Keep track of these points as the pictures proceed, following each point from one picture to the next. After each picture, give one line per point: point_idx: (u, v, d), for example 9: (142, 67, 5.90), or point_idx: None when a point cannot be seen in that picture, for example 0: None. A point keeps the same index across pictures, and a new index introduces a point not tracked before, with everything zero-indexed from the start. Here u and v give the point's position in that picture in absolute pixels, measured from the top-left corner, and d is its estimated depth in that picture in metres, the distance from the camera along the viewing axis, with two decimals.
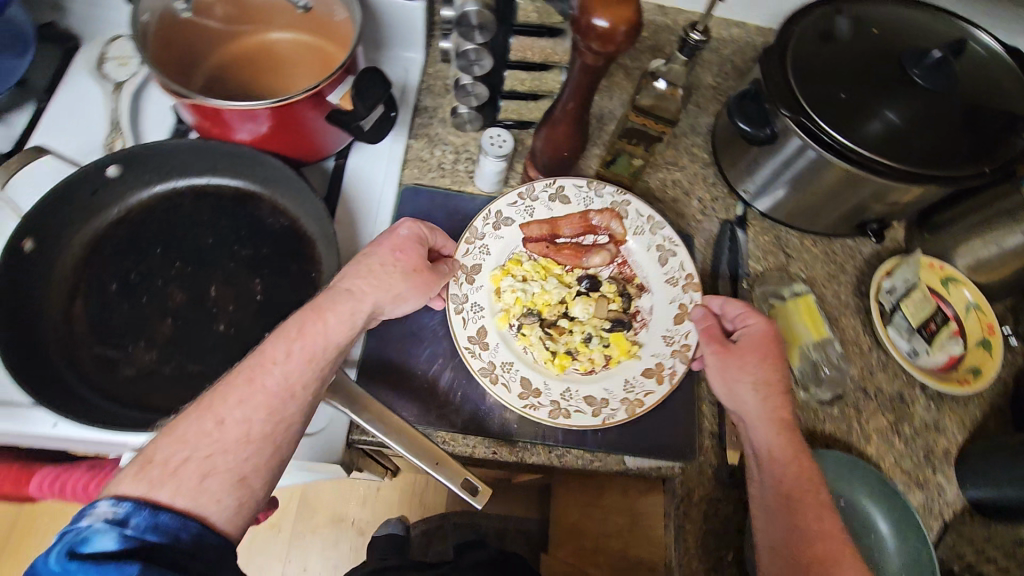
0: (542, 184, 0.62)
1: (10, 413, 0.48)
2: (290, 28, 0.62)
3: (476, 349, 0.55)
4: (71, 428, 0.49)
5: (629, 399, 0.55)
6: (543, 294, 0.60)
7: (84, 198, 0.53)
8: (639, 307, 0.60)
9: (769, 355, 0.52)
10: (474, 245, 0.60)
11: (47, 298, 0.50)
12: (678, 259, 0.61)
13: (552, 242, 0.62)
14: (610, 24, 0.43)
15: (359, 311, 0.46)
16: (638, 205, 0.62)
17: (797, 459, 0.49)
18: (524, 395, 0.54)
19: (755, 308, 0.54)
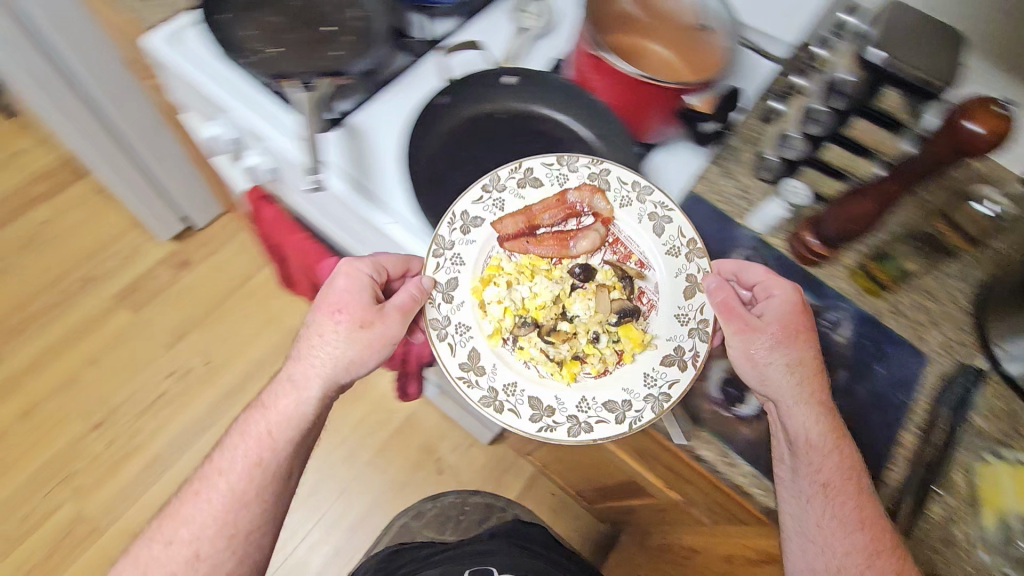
0: (506, 170, 0.65)
1: (369, 201, 0.66)
2: (663, 44, 0.73)
3: (472, 377, 0.61)
4: (398, 232, 0.66)
5: (661, 394, 0.61)
6: (537, 294, 0.66)
7: (483, 87, 0.69)
8: (643, 287, 0.66)
9: (793, 324, 0.59)
10: (444, 258, 0.63)
11: (429, 139, 0.67)
12: (675, 225, 0.65)
13: (532, 232, 0.67)
14: (984, 131, 0.49)
15: (302, 399, 0.64)
16: (620, 172, 0.65)
17: (835, 446, 0.57)
18: (538, 418, 0.61)
19: (774, 277, 0.62)
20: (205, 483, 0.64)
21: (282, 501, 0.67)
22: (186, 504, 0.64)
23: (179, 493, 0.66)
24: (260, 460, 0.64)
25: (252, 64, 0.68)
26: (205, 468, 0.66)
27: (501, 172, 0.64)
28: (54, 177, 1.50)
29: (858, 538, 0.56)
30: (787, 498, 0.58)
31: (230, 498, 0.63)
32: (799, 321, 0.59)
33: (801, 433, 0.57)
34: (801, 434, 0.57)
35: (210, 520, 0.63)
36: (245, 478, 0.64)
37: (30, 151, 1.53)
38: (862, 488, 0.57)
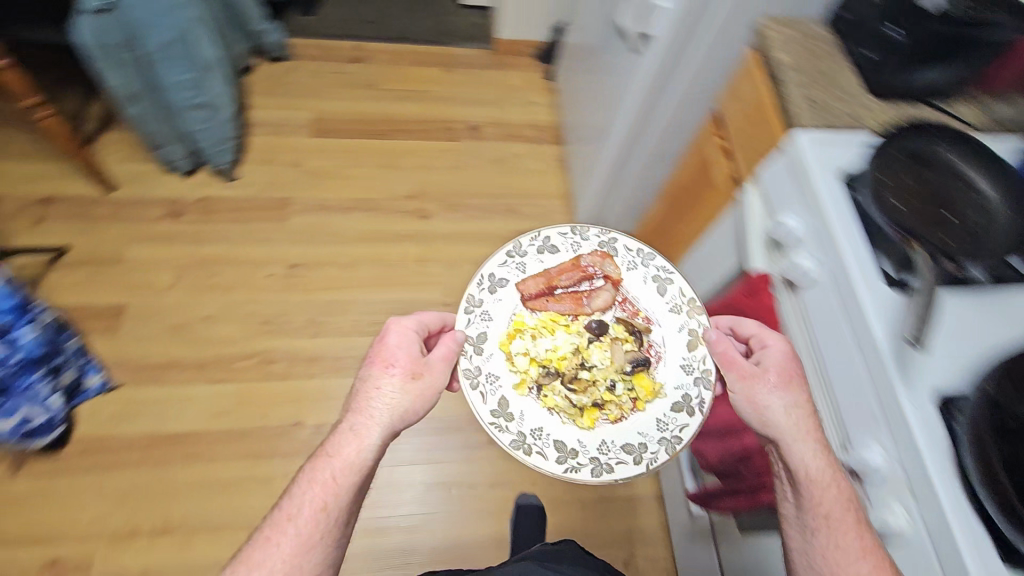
0: (527, 241, 0.86)
1: (902, 365, 0.66)
2: None
3: (502, 424, 0.78)
4: (912, 410, 0.64)
5: (670, 437, 0.80)
6: (556, 349, 0.84)
7: None
8: (650, 341, 0.85)
9: (790, 370, 0.74)
10: (475, 313, 0.83)
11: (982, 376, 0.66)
12: (676, 287, 0.86)
13: (551, 292, 0.86)
14: None
15: (364, 446, 0.73)
16: (624, 243, 0.88)
17: (833, 482, 0.69)
18: (563, 459, 0.78)
19: (766, 330, 0.78)
20: (276, 526, 0.69)
21: (335, 545, 0.72)
22: (261, 548, 0.69)
23: (249, 541, 0.70)
24: (324, 506, 0.71)
25: (891, 208, 0.75)
26: (273, 516, 0.71)
27: (521, 243, 0.86)
28: (538, 133, 1.89)
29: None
30: (796, 530, 0.71)
31: (297, 544, 0.68)
32: (790, 367, 0.74)
33: (802, 469, 0.69)
34: (802, 469, 0.69)
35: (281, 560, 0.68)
36: (314, 520, 0.70)
37: (538, 107, 1.94)
38: (858, 525, 0.67)
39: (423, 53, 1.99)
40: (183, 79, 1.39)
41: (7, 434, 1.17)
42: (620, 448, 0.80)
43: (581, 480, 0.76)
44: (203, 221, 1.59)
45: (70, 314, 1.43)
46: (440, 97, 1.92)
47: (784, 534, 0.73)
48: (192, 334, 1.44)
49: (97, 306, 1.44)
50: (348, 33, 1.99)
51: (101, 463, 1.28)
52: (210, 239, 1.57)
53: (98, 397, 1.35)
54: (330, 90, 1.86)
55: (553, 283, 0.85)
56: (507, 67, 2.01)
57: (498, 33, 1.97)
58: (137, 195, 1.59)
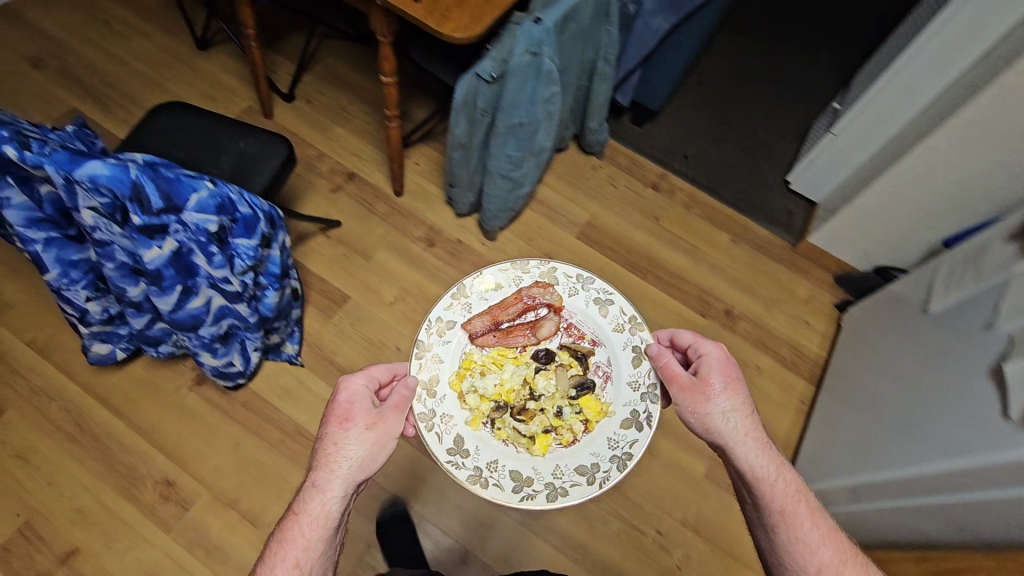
0: (469, 286, 1.06)
1: None
2: None
3: (459, 460, 0.95)
4: None
5: (614, 459, 0.95)
6: (506, 383, 1.07)
7: None
8: (594, 362, 1.05)
9: (727, 376, 0.91)
10: (423, 357, 1.00)
11: None
12: (615, 307, 1.05)
13: (499, 328, 1.07)
14: None
15: (328, 498, 0.81)
16: (561, 270, 1.08)
17: (778, 476, 0.83)
18: (517, 486, 0.93)
19: (704, 339, 0.95)
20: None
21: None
22: None
23: None
24: (298, 561, 0.77)
25: None
26: None
27: (464, 288, 1.05)
28: (794, 358, 1.67)
29: (831, 557, 0.77)
30: (764, 533, 0.82)
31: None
32: (727, 369, 0.92)
33: (750, 468, 0.84)
34: (751, 469, 0.84)
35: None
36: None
37: (808, 331, 1.72)
38: (811, 511, 0.80)
39: (721, 214, 1.89)
40: (512, 156, 1.43)
41: (208, 368, 1.24)
42: (573, 471, 0.96)
43: (536, 504, 0.91)
44: (446, 263, 1.65)
45: (310, 281, 1.57)
46: (713, 266, 1.79)
47: (755, 539, 0.84)
48: (381, 356, 1.49)
49: (331, 287, 1.57)
50: (663, 160, 1.96)
51: (251, 424, 1.36)
52: (443, 283, 1.62)
53: (283, 364, 1.44)
54: (617, 205, 1.85)
55: (499, 317, 1.07)
56: (797, 272, 1.82)
57: (811, 237, 1.81)
58: (414, 210, 1.71)
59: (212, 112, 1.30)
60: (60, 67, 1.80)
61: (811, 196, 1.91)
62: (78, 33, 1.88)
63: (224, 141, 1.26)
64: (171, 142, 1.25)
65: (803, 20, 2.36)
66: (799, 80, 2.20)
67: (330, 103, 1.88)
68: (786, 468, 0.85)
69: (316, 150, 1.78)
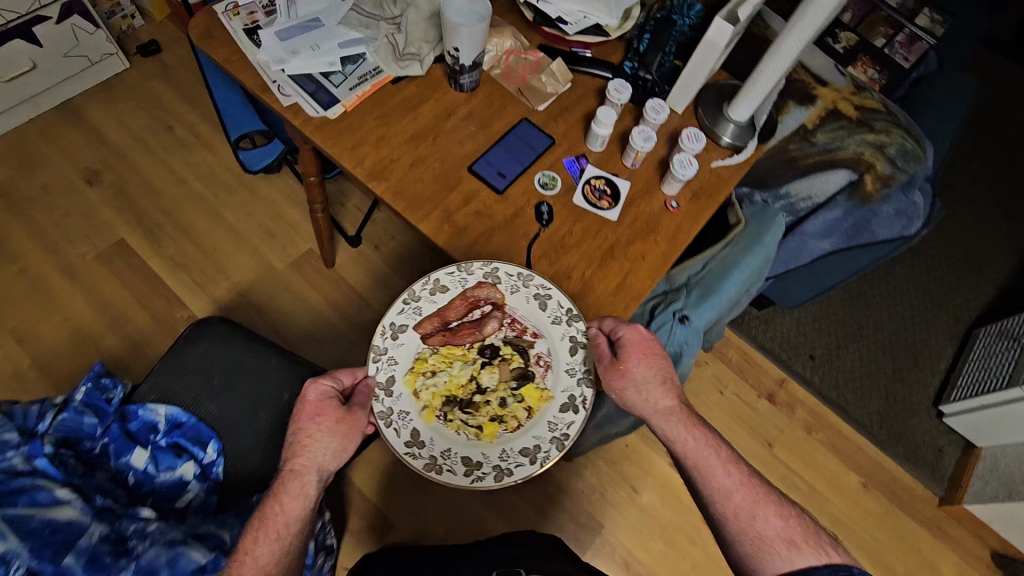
0: (420, 288, 0.83)
1: None
2: None
3: (416, 451, 0.78)
4: None
5: (556, 438, 0.79)
6: (453, 379, 0.84)
7: None
8: (538, 353, 0.84)
9: (646, 348, 0.78)
10: (377, 359, 0.81)
11: None
12: (554, 301, 0.83)
13: (444, 327, 0.84)
14: None
15: (307, 482, 0.74)
16: (505, 269, 0.84)
17: (692, 428, 0.75)
18: (468, 469, 0.78)
19: (626, 324, 0.80)
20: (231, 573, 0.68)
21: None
22: None
23: None
24: (279, 538, 0.71)
25: None
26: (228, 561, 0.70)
27: (413, 292, 0.83)
28: None
29: (747, 500, 0.70)
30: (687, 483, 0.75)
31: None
32: (641, 343, 0.78)
33: (667, 433, 0.75)
34: (667, 432, 0.75)
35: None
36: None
37: None
38: (726, 460, 0.73)
39: (849, 444, 1.54)
40: (611, 417, 1.14)
41: None
42: (519, 453, 0.79)
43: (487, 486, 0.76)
44: (509, 488, 1.38)
45: (352, 497, 1.34)
46: (836, 521, 1.45)
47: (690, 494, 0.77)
48: None
49: (373, 508, 1.34)
50: (786, 358, 1.62)
51: None
52: (503, 515, 1.36)
53: None
54: (721, 419, 1.52)
55: (448, 317, 0.84)
56: (943, 539, 1.46)
57: (968, 504, 1.44)
58: None
59: (256, 339, 1.07)
60: (116, 185, 1.63)
61: (973, 437, 1.54)
62: (140, 141, 1.70)
63: (266, 388, 1.02)
64: (204, 383, 1.01)
65: (968, 178, 1.95)
66: (957, 261, 1.80)
67: (401, 253, 1.63)
68: (701, 423, 0.76)
69: (376, 316, 1.54)
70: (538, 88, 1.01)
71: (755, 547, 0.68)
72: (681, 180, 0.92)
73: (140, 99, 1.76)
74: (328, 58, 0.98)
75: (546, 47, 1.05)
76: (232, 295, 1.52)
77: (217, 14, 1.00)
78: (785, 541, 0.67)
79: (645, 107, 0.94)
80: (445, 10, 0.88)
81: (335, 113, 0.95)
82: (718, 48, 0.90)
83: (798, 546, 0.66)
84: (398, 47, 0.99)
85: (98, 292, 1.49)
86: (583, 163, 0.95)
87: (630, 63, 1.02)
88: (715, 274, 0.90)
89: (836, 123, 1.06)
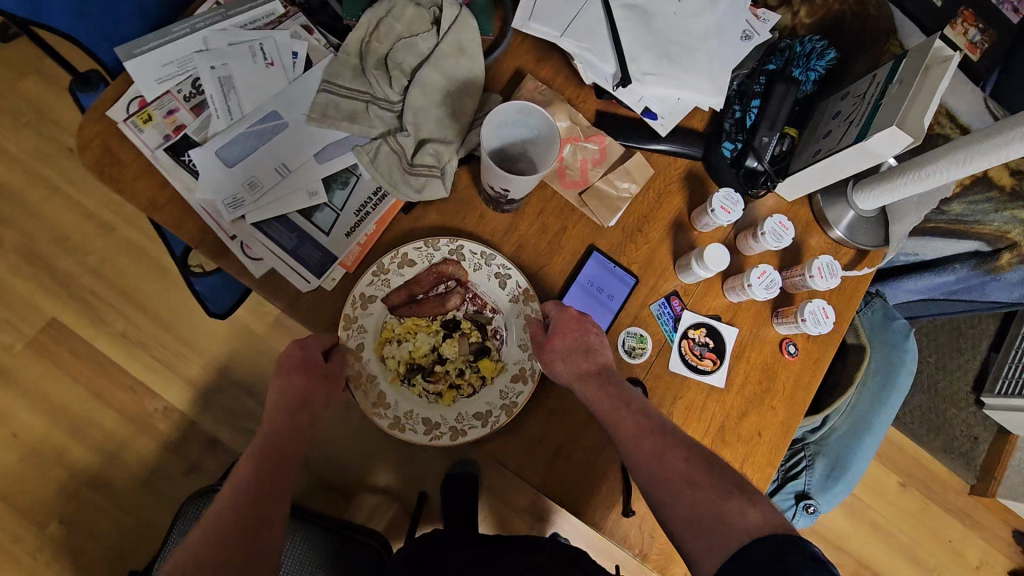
0: (387, 256, 0.66)
1: None
2: None
3: (380, 410, 0.64)
4: None
5: (505, 406, 0.66)
6: (418, 348, 0.68)
7: None
8: (494, 325, 0.69)
9: (574, 323, 0.66)
10: (350, 327, 0.64)
11: None
12: (513, 279, 0.68)
13: (411, 299, 0.67)
14: None
15: (309, 417, 0.64)
16: (469, 246, 0.67)
17: (613, 390, 0.63)
18: (427, 432, 0.64)
19: (556, 304, 0.68)
20: (244, 484, 0.59)
21: (262, 546, 0.56)
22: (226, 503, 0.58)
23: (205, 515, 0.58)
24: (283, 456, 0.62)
25: None
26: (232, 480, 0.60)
27: (380, 260, 0.66)
28: None
29: (667, 453, 0.60)
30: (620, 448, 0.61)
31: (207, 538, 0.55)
32: (568, 321, 0.66)
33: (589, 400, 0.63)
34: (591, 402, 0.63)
35: (191, 558, 0.53)
36: (265, 491, 0.59)
37: None
38: (642, 411, 0.63)
39: (891, 445, 1.52)
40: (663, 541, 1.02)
41: None
42: (473, 415, 0.66)
43: (442, 444, 0.63)
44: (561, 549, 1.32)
45: None
46: (876, 526, 1.48)
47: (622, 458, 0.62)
48: None
49: None
50: None
51: None
52: None
53: None
54: None
55: (414, 289, 0.67)
56: (972, 527, 1.52)
57: (1001, 497, 1.47)
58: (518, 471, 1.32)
59: None
60: (21, 245, 1.26)
61: (1010, 426, 1.49)
62: (32, 173, 1.29)
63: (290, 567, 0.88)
64: None
65: None
66: None
67: None
68: (630, 390, 0.65)
69: None
70: (606, 193, 0.72)
71: (661, 493, 0.58)
72: (808, 333, 0.72)
73: (13, 109, 1.30)
74: (306, 186, 0.67)
75: (612, 120, 0.73)
76: (209, 373, 1.28)
77: (115, 121, 0.65)
78: (688, 484, 0.58)
79: (760, 229, 0.70)
80: (481, 148, 0.61)
81: (332, 279, 0.66)
82: (880, 159, 0.63)
83: (700, 486, 0.57)
84: (405, 153, 0.67)
85: (43, 393, 1.22)
86: (676, 307, 0.72)
87: (731, 144, 0.73)
88: (842, 439, 0.81)
89: (983, 191, 0.85)
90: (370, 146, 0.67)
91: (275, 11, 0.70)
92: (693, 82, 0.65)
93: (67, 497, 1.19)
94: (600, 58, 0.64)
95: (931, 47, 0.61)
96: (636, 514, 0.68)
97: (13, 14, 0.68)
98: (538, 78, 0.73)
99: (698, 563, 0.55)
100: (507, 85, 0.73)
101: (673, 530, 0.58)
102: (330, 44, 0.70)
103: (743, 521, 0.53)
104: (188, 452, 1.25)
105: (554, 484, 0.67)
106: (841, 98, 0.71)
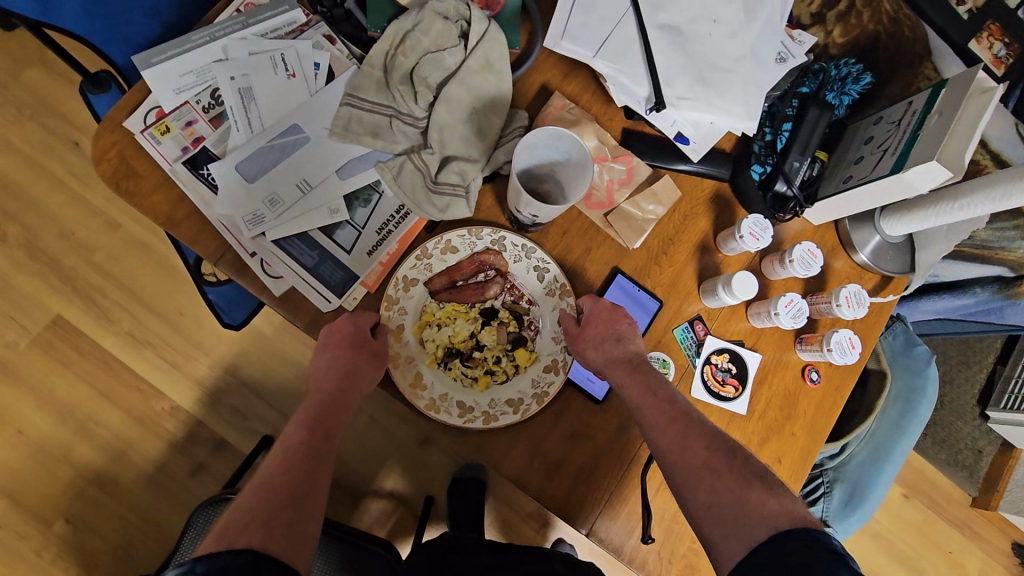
0: (431, 242, 0.65)
1: None
2: None
3: (416, 390, 0.63)
4: None
5: (536, 395, 0.65)
6: (457, 333, 0.66)
7: None
8: (532, 315, 0.68)
9: (611, 315, 0.66)
10: (390, 307, 0.64)
11: None
12: (551, 272, 0.67)
13: (452, 284, 0.66)
14: None
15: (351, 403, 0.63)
16: (512, 237, 0.66)
17: (645, 381, 0.62)
18: (461, 415, 0.63)
19: (592, 297, 0.68)
20: (287, 465, 0.56)
21: (307, 510, 0.54)
22: (271, 482, 0.54)
23: (240, 494, 0.54)
24: (324, 441, 0.60)
25: None
26: (270, 461, 0.57)
27: (424, 244, 0.65)
28: None
29: (689, 437, 0.59)
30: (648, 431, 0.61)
31: (257, 496, 0.53)
32: (603, 313, 0.66)
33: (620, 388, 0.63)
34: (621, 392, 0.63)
35: (241, 512, 0.51)
36: (308, 472, 0.57)
37: None
38: (673, 403, 0.62)
39: None
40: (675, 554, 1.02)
41: None
42: (504, 401, 0.65)
43: (473, 427, 0.62)
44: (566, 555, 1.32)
45: None
46: (878, 536, 1.49)
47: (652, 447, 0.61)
48: None
49: None
50: None
51: None
52: None
53: None
54: None
55: (455, 275, 0.66)
56: (973, 538, 1.53)
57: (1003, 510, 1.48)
58: None
59: None
60: (26, 240, 1.24)
61: None
62: (35, 167, 1.27)
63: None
64: None
65: None
66: None
67: None
68: (665, 383, 0.64)
69: None
70: (633, 214, 0.70)
71: (680, 474, 0.58)
72: (832, 362, 0.72)
73: (15, 101, 1.27)
74: (327, 203, 0.65)
75: (639, 139, 0.72)
76: (216, 373, 1.27)
77: (132, 132, 0.63)
78: (709, 472, 0.57)
79: (789, 256, 0.69)
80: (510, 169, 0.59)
81: (353, 299, 0.65)
82: (913, 191, 0.62)
83: (722, 475, 0.57)
84: (429, 171, 0.65)
85: (48, 392, 1.21)
86: (700, 332, 0.71)
87: (760, 167, 0.71)
88: (861, 466, 0.85)
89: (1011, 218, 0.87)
90: (394, 163, 0.65)
91: (297, 19, 0.68)
92: (725, 106, 0.65)
93: (73, 496, 1.19)
94: (634, 80, 0.64)
95: (972, 79, 0.59)
96: (655, 541, 0.67)
97: (23, 14, 0.67)
98: (565, 94, 0.71)
99: (716, 548, 0.54)
100: (534, 100, 0.71)
101: (693, 515, 0.57)
102: (353, 55, 0.68)
103: (762, 508, 0.53)
104: (194, 452, 1.24)
105: (578, 504, 0.66)
106: (872, 124, 0.69)
